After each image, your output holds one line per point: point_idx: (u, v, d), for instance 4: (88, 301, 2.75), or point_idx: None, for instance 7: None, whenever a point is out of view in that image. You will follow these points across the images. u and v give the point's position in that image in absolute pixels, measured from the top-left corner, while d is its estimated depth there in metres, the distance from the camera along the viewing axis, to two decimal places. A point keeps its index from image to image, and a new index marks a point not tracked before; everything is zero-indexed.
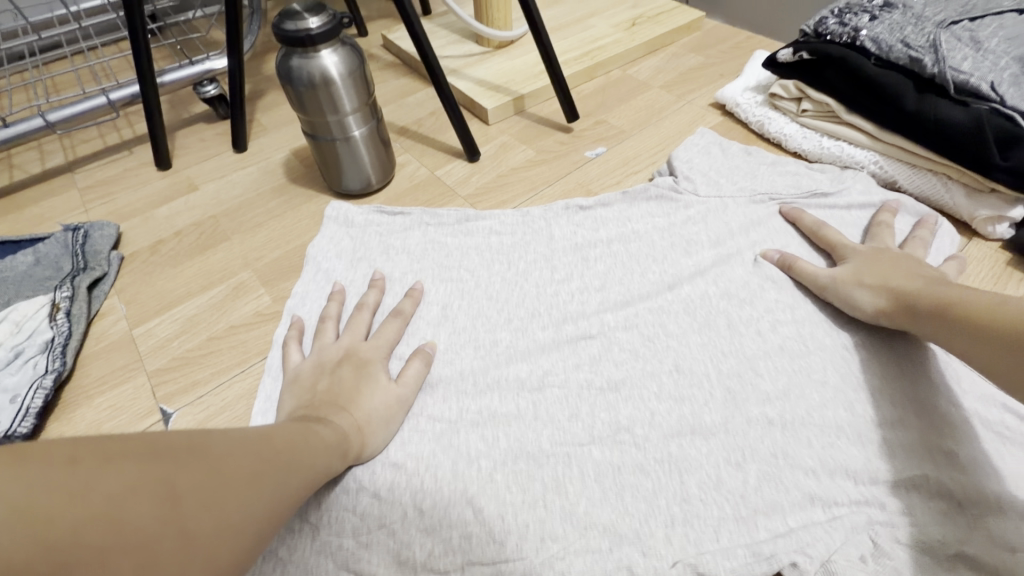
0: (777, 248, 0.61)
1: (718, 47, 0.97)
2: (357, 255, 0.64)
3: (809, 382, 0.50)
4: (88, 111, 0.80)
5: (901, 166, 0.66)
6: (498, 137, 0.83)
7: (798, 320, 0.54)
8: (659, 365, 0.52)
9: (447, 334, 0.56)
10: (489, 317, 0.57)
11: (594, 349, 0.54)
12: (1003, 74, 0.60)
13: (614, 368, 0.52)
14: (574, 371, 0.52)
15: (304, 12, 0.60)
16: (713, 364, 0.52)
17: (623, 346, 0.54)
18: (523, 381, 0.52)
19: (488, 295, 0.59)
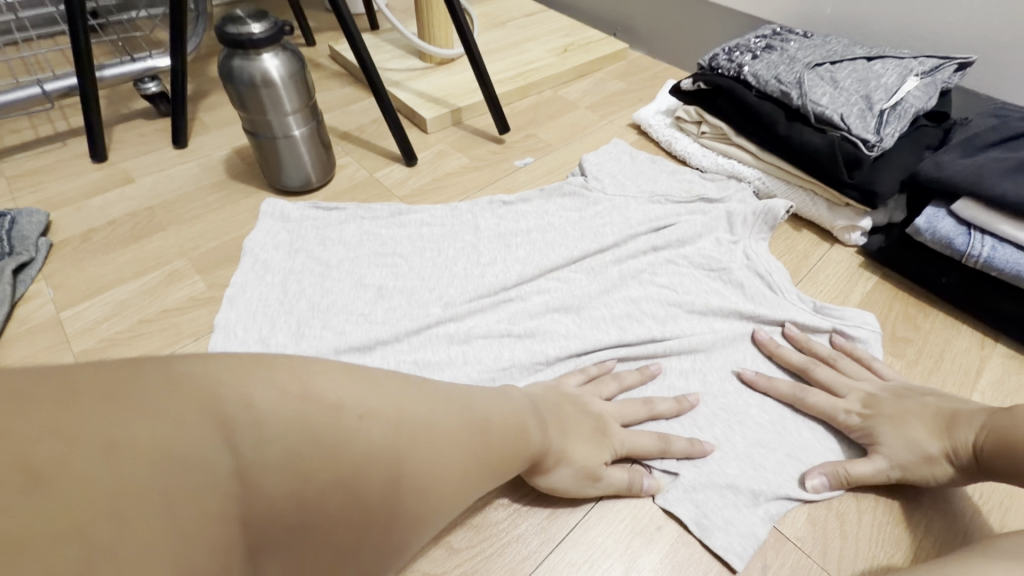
0: (669, 226, 0.72)
1: (639, 75, 1.09)
2: (294, 247, 0.68)
3: (680, 312, 0.63)
4: (18, 100, 0.80)
5: (779, 182, 0.78)
6: (436, 145, 0.90)
7: (670, 273, 0.67)
8: (561, 306, 0.63)
9: (383, 309, 0.62)
10: (419, 294, 0.64)
11: (515, 310, 0.62)
12: (853, 108, 0.71)
13: (529, 316, 0.61)
14: (492, 332, 0.59)
15: (247, 18, 0.65)
16: (605, 305, 0.63)
17: (535, 298, 0.63)
18: (452, 336, 0.59)
19: (421, 277, 0.65)
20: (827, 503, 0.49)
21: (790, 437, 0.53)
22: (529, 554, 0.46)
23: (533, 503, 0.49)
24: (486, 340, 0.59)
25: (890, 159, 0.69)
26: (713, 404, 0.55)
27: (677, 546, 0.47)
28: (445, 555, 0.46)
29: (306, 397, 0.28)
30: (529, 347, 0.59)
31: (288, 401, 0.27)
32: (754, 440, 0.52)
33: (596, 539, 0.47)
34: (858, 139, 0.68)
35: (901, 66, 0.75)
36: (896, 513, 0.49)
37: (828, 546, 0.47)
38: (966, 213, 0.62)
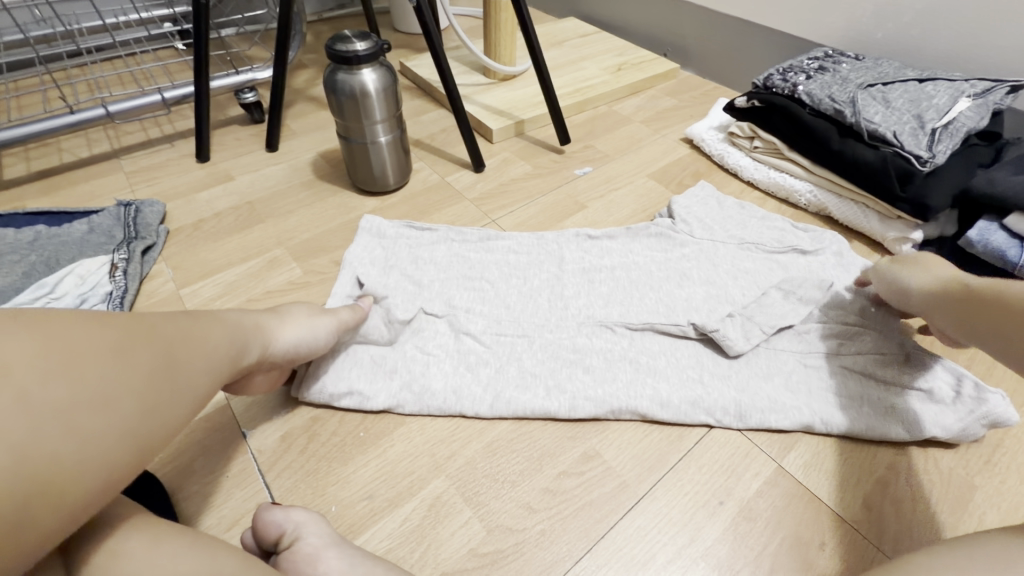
0: (762, 280, 0.69)
1: (690, 93, 1.14)
2: (389, 263, 0.72)
3: (780, 409, 0.57)
4: (141, 106, 0.92)
5: (831, 196, 0.82)
6: (501, 154, 0.97)
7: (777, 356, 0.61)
8: (647, 387, 0.59)
9: (466, 341, 0.63)
10: (505, 333, 0.64)
11: (596, 362, 0.61)
12: (905, 126, 0.75)
13: (610, 387, 0.59)
14: (573, 378, 0.59)
15: (353, 37, 0.74)
16: (698, 388, 0.59)
17: (619, 368, 0.60)
18: (536, 395, 0.58)
19: (506, 305, 0.67)
20: (880, 489, 0.53)
21: (871, 502, 0.52)
22: (600, 518, 0.51)
23: (602, 474, 0.54)
24: (568, 390, 0.58)
25: (943, 174, 0.72)
26: (804, 500, 0.52)
27: (738, 521, 0.51)
28: (525, 514, 0.51)
29: (61, 334, 0.35)
30: (607, 392, 0.58)
31: (52, 340, 0.34)
32: (832, 495, 0.53)
33: (662, 509, 0.52)
34: (911, 155, 0.72)
35: (953, 88, 0.78)
36: (949, 503, 0.52)
37: (883, 530, 0.50)
38: (1017, 227, 0.65)
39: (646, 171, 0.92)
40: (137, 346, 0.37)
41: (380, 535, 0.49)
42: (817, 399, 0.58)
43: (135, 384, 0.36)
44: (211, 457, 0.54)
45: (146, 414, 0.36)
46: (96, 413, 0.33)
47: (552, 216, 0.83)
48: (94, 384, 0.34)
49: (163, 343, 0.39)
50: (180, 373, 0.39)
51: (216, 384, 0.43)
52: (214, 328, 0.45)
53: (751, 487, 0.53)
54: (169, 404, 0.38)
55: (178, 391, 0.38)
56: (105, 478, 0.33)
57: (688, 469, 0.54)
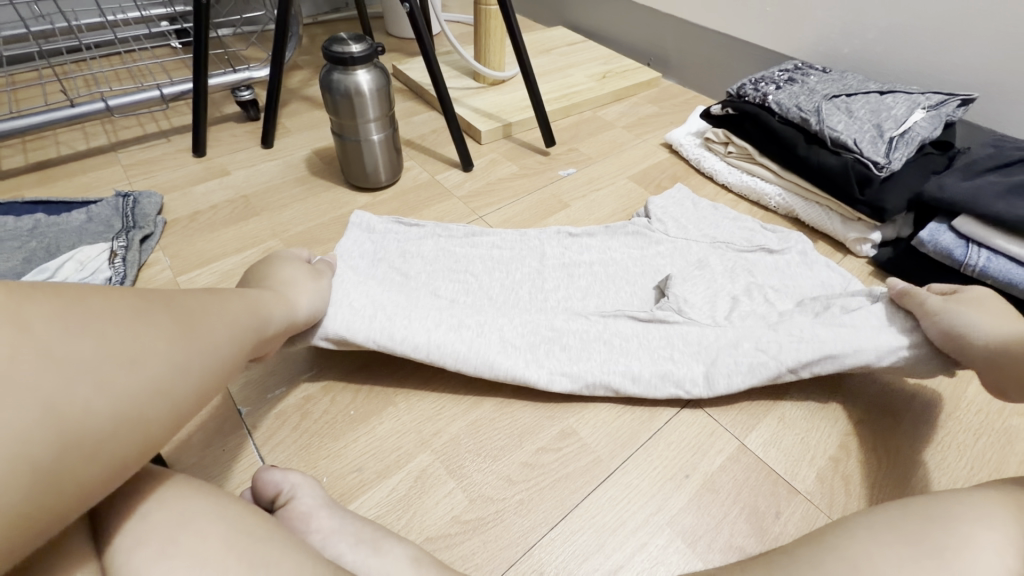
0: (729, 273, 0.74)
1: (670, 101, 1.20)
2: (377, 256, 0.75)
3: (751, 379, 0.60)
4: (140, 101, 0.94)
5: (798, 198, 0.87)
6: (489, 155, 1.01)
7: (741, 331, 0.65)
8: (621, 364, 0.62)
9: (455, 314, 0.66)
10: (486, 315, 0.66)
11: (572, 341, 0.64)
12: (865, 134, 0.81)
13: (586, 364, 0.62)
14: (550, 355, 0.62)
15: (349, 40, 0.77)
16: (669, 364, 0.62)
17: (595, 346, 0.64)
18: (519, 364, 0.61)
19: (489, 296, 0.71)
20: (833, 465, 0.57)
21: (823, 475, 0.57)
22: (575, 489, 0.55)
23: (578, 449, 0.58)
24: (546, 365, 0.61)
25: (898, 180, 0.78)
26: (763, 473, 0.57)
27: (702, 493, 0.55)
28: (505, 485, 0.54)
29: (93, 300, 0.37)
30: (582, 368, 0.61)
31: (80, 307, 0.36)
32: (789, 470, 0.57)
33: (632, 481, 0.56)
34: (869, 161, 0.78)
35: (910, 100, 0.84)
36: (895, 477, 0.56)
37: (834, 499, 0.55)
38: (964, 228, 0.71)
39: (627, 173, 0.97)
40: (156, 317, 0.39)
41: (368, 503, 0.52)
42: (786, 349, 0.61)
43: (161, 350, 0.38)
44: (208, 432, 0.57)
45: (170, 377, 0.38)
46: (128, 374, 0.35)
47: (536, 213, 0.88)
48: (124, 348, 0.36)
49: (184, 315, 0.41)
50: (200, 341, 0.41)
51: (235, 363, 0.44)
52: (228, 304, 0.47)
53: (715, 462, 0.57)
54: (191, 370, 0.39)
55: (201, 360, 0.41)
56: (125, 442, 0.34)
57: (658, 447, 0.59)
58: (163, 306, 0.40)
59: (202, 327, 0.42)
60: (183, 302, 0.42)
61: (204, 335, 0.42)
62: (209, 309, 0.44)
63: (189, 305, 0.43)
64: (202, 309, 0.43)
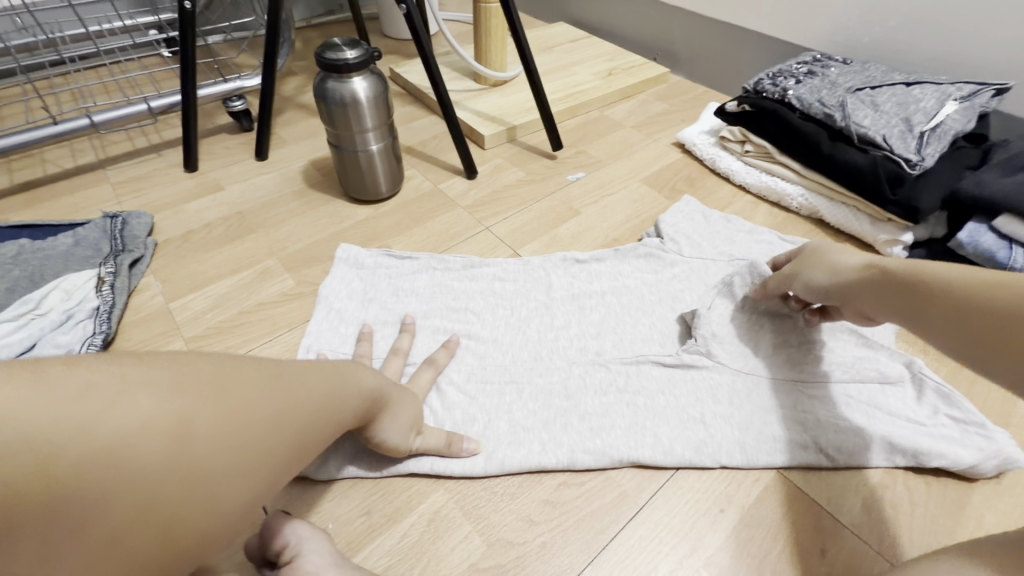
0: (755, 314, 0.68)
1: (680, 97, 1.15)
2: (368, 296, 0.69)
3: (793, 447, 0.56)
4: (127, 115, 0.90)
5: (822, 199, 0.83)
6: (493, 160, 0.97)
7: (771, 386, 0.60)
8: (650, 432, 0.56)
9: (464, 371, 0.61)
10: (491, 381, 0.60)
11: (591, 408, 0.58)
12: (894, 129, 0.76)
13: (613, 435, 0.56)
14: (568, 429, 0.56)
15: (343, 45, 0.73)
16: (703, 431, 0.57)
17: (618, 408, 0.58)
18: (536, 438, 0.56)
19: (494, 338, 0.65)
20: (879, 493, 0.53)
21: (864, 500, 0.53)
22: (602, 528, 0.50)
23: (603, 484, 0.54)
24: (565, 443, 0.55)
25: (932, 177, 0.73)
26: (803, 502, 0.53)
27: (739, 528, 0.51)
28: (525, 526, 0.50)
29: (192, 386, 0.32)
30: (606, 442, 0.55)
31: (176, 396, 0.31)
32: (830, 500, 0.53)
33: (663, 518, 0.51)
34: (900, 159, 0.73)
35: (940, 91, 0.79)
36: (947, 506, 0.53)
37: (882, 533, 0.51)
38: (1007, 228, 0.66)
39: (639, 176, 0.93)
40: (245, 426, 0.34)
41: (379, 552, 0.48)
42: (826, 429, 0.56)
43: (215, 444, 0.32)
44: None
45: (217, 479, 0.32)
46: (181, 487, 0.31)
47: (545, 222, 0.83)
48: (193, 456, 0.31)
49: (261, 393, 0.35)
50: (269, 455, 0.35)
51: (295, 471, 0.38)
52: (338, 397, 0.41)
53: (751, 494, 0.53)
54: (243, 473, 0.33)
55: (265, 453, 0.35)
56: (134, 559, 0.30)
57: (686, 474, 0.55)
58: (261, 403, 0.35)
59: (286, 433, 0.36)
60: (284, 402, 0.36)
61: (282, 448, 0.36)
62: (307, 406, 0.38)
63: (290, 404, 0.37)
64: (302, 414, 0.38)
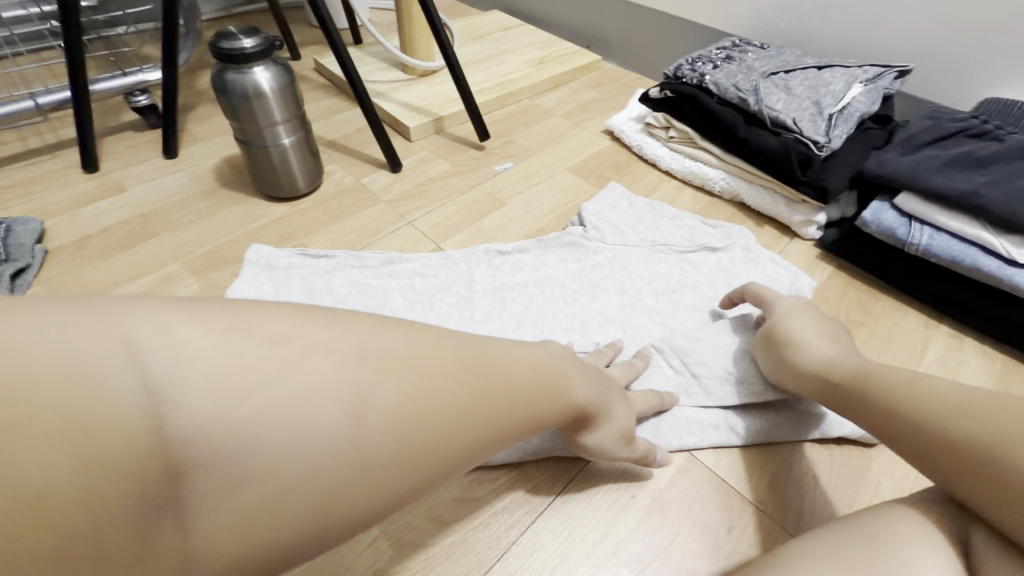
0: (672, 299, 0.69)
1: (612, 85, 1.15)
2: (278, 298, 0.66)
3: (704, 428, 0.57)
4: (12, 113, 0.83)
5: (742, 182, 0.84)
6: (419, 152, 0.94)
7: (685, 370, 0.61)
8: None
9: None
10: None
11: None
12: (804, 112, 0.78)
13: None
14: None
15: (239, 34, 0.69)
16: None
17: None
18: None
19: None
20: (785, 467, 0.55)
21: (771, 475, 0.54)
22: (514, 523, 0.50)
23: (517, 477, 0.53)
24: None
25: (839, 157, 0.75)
26: (713, 482, 0.54)
27: (651, 512, 0.51)
28: (436, 526, 0.49)
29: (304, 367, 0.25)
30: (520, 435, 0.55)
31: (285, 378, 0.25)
32: (739, 478, 0.54)
33: (577, 508, 0.51)
34: (809, 141, 0.75)
35: (847, 74, 0.82)
36: (848, 477, 0.54)
37: (789, 508, 0.52)
38: (906, 205, 0.69)
39: (567, 165, 0.92)
40: (366, 419, 0.26)
41: None
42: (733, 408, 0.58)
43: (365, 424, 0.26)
44: None
45: (317, 484, 0.25)
46: (269, 491, 0.24)
47: (470, 214, 0.82)
48: (291, 448, 0.24)
49: (402, 391, 0.27)
50: (384, 466, 0.27)
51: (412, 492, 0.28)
52: (533, 393, 0.34)
53: (664, 478, 0.54)
54: (344, 487, 0.26)
55: (388, 464, 0.27)
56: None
57: (601, 461, 0.55)
58: (386, 400, 0.27)
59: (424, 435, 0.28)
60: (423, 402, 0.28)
61: (409, 455, 0.27)
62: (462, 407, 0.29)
63: (438, 406, 0.28)
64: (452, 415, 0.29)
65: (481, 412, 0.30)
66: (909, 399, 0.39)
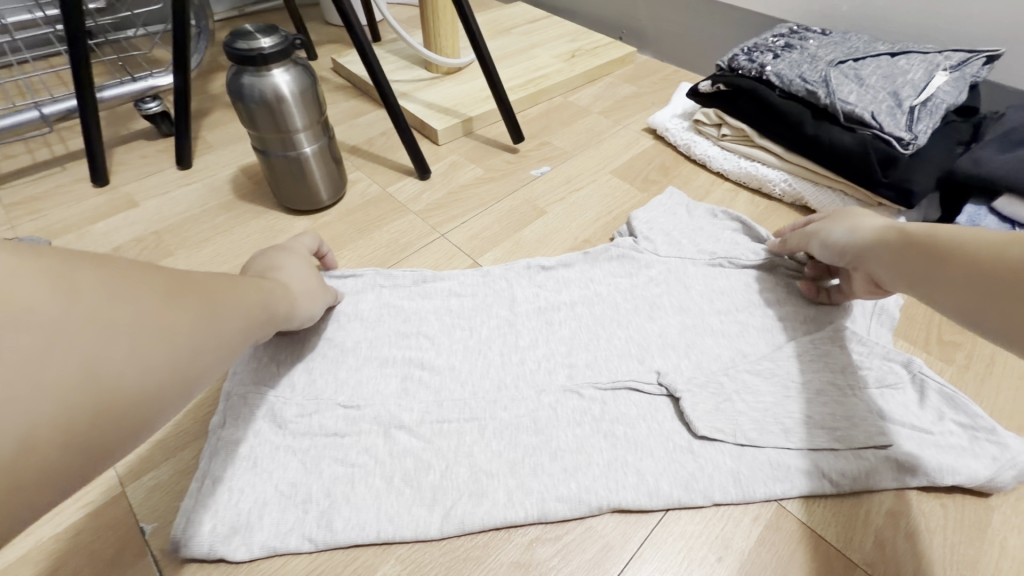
0: (741, 320, 0.62)
1: (650, 79, 1.07)
2: None
3: (798, 477, 0.49)
4: (16, 125, 0.78)
5: (807, 183, 0.76)
6: (449, 156, 0.87)
7: (766, 405, 0.53)
8: (632, 467, 0.49)
9: (417, 408, 0.53)
10: (449, 419, 0.52)
11: (564, 443, 0.50)
12: (882, 105, 0.69)
13: (591, 476, 0.48)
14: (539, 473, 0.48)
15: (257, 32, 0.62)
16: (696, 465, 0.49)
17: (596, 444, 0.50)
18: (503, 486, 0.48)
19: (451, 366, 0.57)
20: (892, 522, 0.47)
21: (879, 533, 0.47)
22: None
23: (583, 536, 0.46)
24: (535, 491, 0.47)
25: (925, 155, 0.67)
26: (810, 542, 0.46)
27: None
28: None
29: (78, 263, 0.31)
30: (582, 485, 0.48)
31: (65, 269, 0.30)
32: (841, 536, 0.47)
33: (653, 574, 0.44)
34: (891, 138, 0.67)
35: (927, 61, 0.73)
36: (967, 532, 0.47)
37: (900, 572, 0.45)
38: (1008, 210, 0.61)
39: (609, 167, 0.84)
40: (146, 293, 0.33)
41: None
42: (827, 452, 0.50)
43: (90, 303, 0.30)
44: (100, 569, 0.43)
45: (120, 344, 0.31)
46: (76, 359, 0.29)
47: (507, 225, 0.75)
48: (95, 314, 0.30)
49: (144, 272, 0.34)
50: (174, 330, 0.34)
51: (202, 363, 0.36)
52: (240, 289, 0.42)
53: (751, 535, 0.47)
54: (144, 346, 0.32)
55: (174, 333, 0.34)
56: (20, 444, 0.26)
57: (677, 517, 0.48)
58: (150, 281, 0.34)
59: (184, 305, 0.35)
60: (168, 280, 0.35)
61: (175, 324, 0.34)
62: (193, 292, 0.37)
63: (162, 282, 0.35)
64: (187, 294, 0.36)
65: (194, 291, 0.37)
66: (973, 244, 0.39)
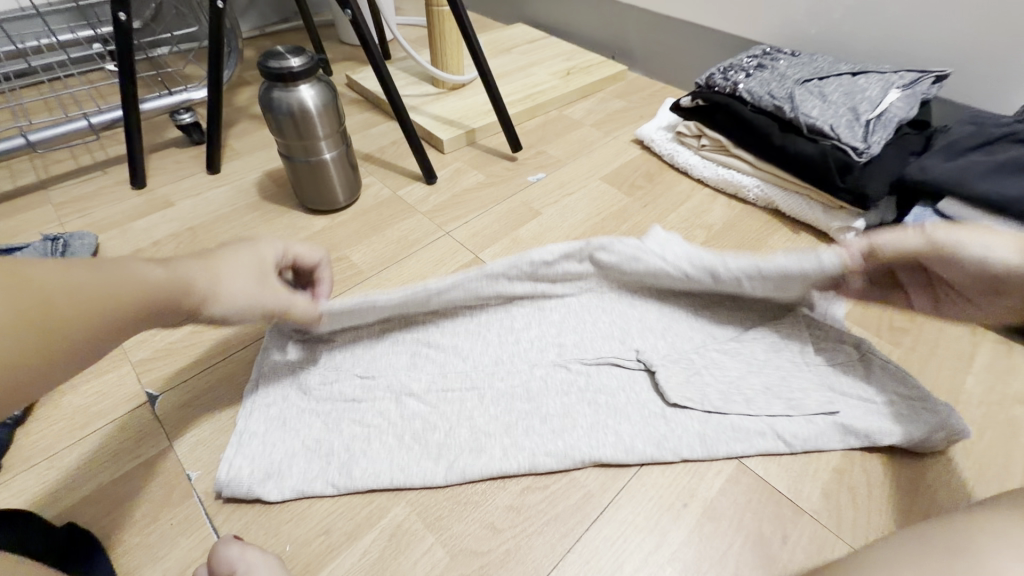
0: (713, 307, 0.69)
1: (639, 94, 1.16)
2: None
3: (756, 439, 0.56)
4: (66, 133, 0.87)
5: (776, 189, 0.84)
6: (453, 164, 0.96)
7: (731, 378, 0.61)
8: (611, 430, 0.56)
9: (425, 379, 0.60)
10: (452, 388, 0.60)
11: (552, 408, 0.58)
12: (841, 118, 0.78)
13: (576, 436, 0.55)
14: (530, 433, 0.56)
15: (286, 53, 0.71)
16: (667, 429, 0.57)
17: (580, 410, 0.58)
18: (498, 444, 0.55)
19: (454, 344, 0.64)
20: (837, 477, 0.54)
21: (825, 487, 0.54)
22: (566, 531, 0.50)
23: (567, 485, 0.53)
24: (527, 447, 0.54)
25: (880, 163, 0.75)
26: (765, 493, 0.53)
27: (703, 521, 0.51)
28: (489, 534, 0.50)
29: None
30: (567, 443, 0.55)
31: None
32: (793, 488, 0.53)
33: (627, 516, 0.51)
34: (848, 147, 0.75)
35: (883, 80, 0.81)
36: (902, 485, 0.54)
37: (842, 517, 0.51)
38: (949, 210, 0.69)
39: (598, 174, 0.93)
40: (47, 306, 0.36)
41: (339, 572, 0.47)
42: (782, 418, 0.57)
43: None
44: (152, 507, 0.51)
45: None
46: None
47: (505, 224, 0.83)
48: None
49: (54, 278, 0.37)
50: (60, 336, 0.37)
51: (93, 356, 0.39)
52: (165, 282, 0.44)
53: (714, 486, 0.54)
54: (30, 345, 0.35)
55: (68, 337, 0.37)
56: None
57: (650, 472, 0.55)
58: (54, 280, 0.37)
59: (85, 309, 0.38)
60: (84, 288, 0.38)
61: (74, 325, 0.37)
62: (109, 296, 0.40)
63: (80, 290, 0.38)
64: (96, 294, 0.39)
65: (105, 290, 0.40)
66: None
